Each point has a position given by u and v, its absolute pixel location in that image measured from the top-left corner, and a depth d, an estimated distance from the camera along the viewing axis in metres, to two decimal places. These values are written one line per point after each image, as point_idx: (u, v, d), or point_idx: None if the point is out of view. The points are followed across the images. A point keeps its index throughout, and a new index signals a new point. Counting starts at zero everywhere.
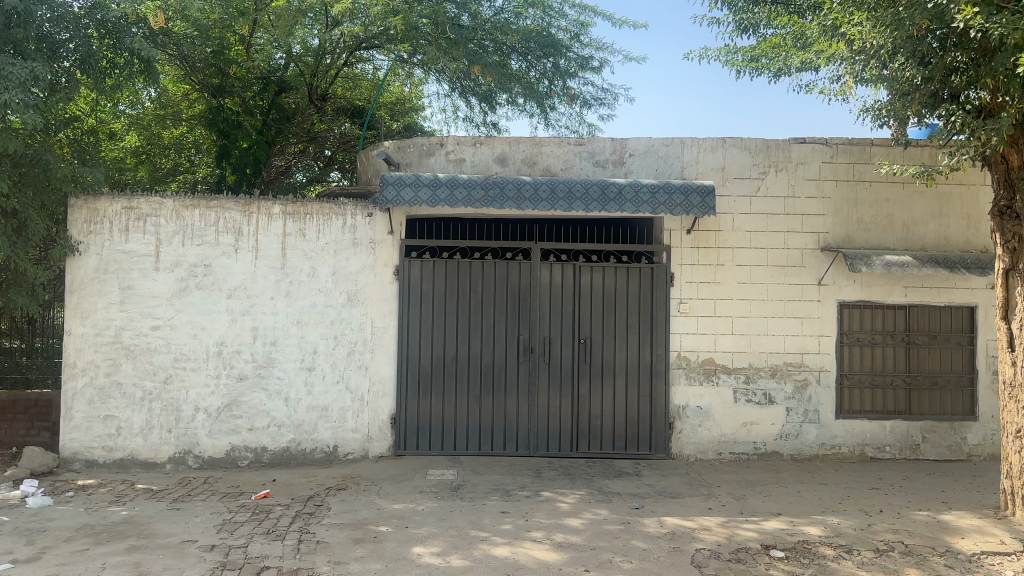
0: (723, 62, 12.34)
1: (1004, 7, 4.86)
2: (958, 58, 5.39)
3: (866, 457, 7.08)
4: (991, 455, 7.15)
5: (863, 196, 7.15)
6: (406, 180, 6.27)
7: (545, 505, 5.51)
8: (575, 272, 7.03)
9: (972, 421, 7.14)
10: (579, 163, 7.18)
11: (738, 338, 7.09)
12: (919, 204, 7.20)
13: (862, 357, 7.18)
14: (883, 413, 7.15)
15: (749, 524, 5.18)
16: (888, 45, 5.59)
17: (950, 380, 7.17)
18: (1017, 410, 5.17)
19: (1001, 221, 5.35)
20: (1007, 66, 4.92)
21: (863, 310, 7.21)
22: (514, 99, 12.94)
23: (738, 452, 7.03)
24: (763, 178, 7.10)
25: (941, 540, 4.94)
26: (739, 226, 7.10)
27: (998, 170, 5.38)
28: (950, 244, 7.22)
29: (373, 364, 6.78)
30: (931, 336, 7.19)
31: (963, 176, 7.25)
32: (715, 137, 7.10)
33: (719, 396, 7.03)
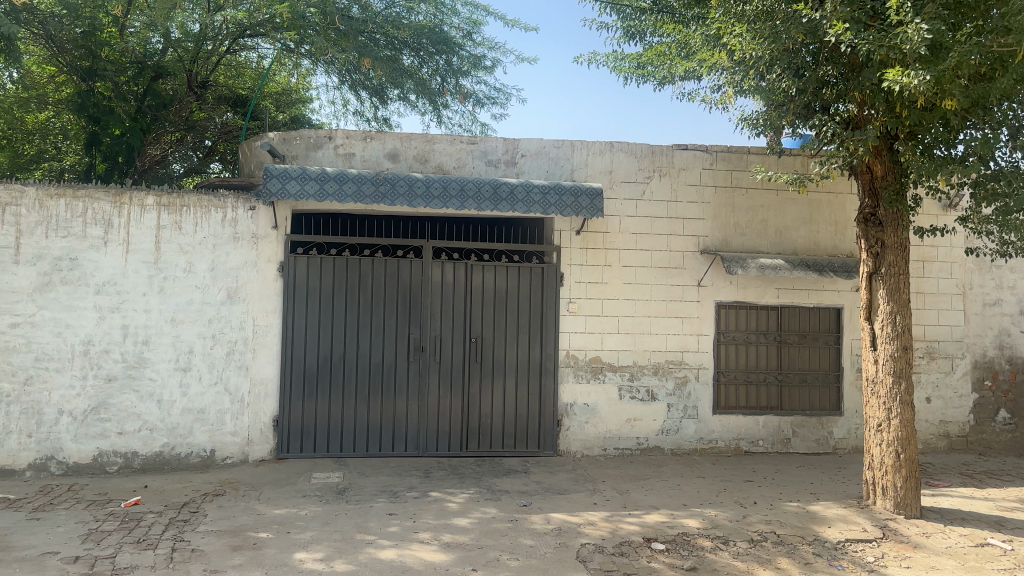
0: (612, 68, 12.62)
1: (870, 25, 5.21)
2: (829, 72, 5.73)
3: (741, 450, 7.40)
4: (854, 448, 7.63)
5: (740, 201, 7.49)
6: (291, 173, 6.06)
7: (433, 506, 5.46)
8: (467, 271, 7.00)
9: (836, 416, 7.59)
10: (471, 162, 7.15)
11: (624, 337, 7.26)
12: (792, 210, 7.60)
13: (738, 355, 7.51)
14: (756, 409, 7.50)
15: (631, 519, 5.31)
16: (766, 57, 5.84)
17: (817, 377, 7.60)
18: (879, 406, 5.50)
19: (865, 228, 5.69)
20: (873, 81, 5.28)
21: (739, 310, 7.53)
22: (405, 96, 12.80)
23: (622, 447, 7.19)
24: (648, 182, 7.32)
25: (809, 529, 5.22)
26: (625, 228, 7.27)
27: (863, 178, 5.73)
28: (819, 249, 7.64)
29: (255, 364, 6.53)
30: (801, 336, 7.60)
31: (831, 185, 7.69)
32: (604, 141, 7.26)
33: (604, 393, 7.18)
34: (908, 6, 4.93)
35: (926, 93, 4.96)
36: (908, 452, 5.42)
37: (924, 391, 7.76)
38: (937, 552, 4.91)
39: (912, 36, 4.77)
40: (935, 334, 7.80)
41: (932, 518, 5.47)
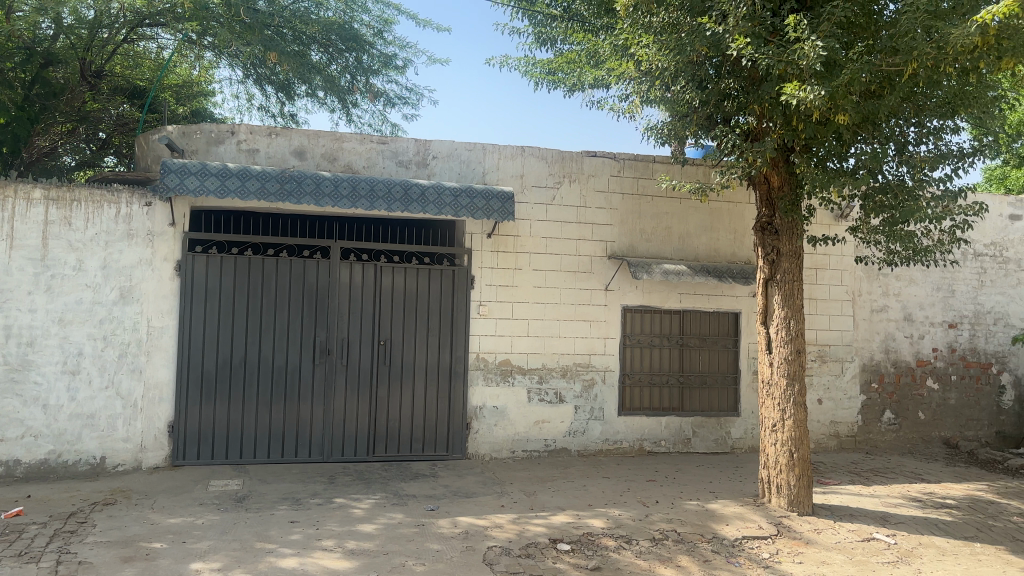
0: (523, 72, 12.72)
1: (769, 40, 5.42)
2: (731, 85, 5.95)
3: (644, 451, 7.57)
4: (750, 447, 7.92)
5: (646, 209, 7.68)
6: (191, 168, 5.83)
7: (338, 512, 5.35)
8: (376, 272, 6.91)
9: (734, 416, 7.87)
10: (381, 162, 7.05)
11: (533, 340, 7.31)
12: (694, 218, 7.84)
13: (643, 357, 7.68)
14: (659, 410, 7.69)
15: (538, 520, 5.34)
16: (671, 68, 6.00)
17: (717, 379, 7.86)
18: (774, 407, 5.73)
19: (763, 236, 5.93)
20: (772, 94, 5.51)
21: (644, 314, 7.71)
22: (313, 92, 12.54)
23: (529, 449, 7.24)
24: (558, 188, 7.40)
25: (708, 527, 5.38)
26: (535, 232, 7.33)
27: (761, 188, 5.95)
28: (720, 256, 7.91)
29: (149, 367, 6.25)
30: (702, 339, 7.85)
31: (732, 195, 7.98)
32: (515, 145, 7.31)
33: (513, 396, 7.20)
34: (805, 24, 5.18)
35: (821, 108, 5.19)
36: (801, 451, 5.66)
37: (815, 393, 8.13)
38: (826, 546, 5.15)
39: (809, 53, 5.01)
40: (827, 338, 8.20)
41: (823, 514, 5.73)
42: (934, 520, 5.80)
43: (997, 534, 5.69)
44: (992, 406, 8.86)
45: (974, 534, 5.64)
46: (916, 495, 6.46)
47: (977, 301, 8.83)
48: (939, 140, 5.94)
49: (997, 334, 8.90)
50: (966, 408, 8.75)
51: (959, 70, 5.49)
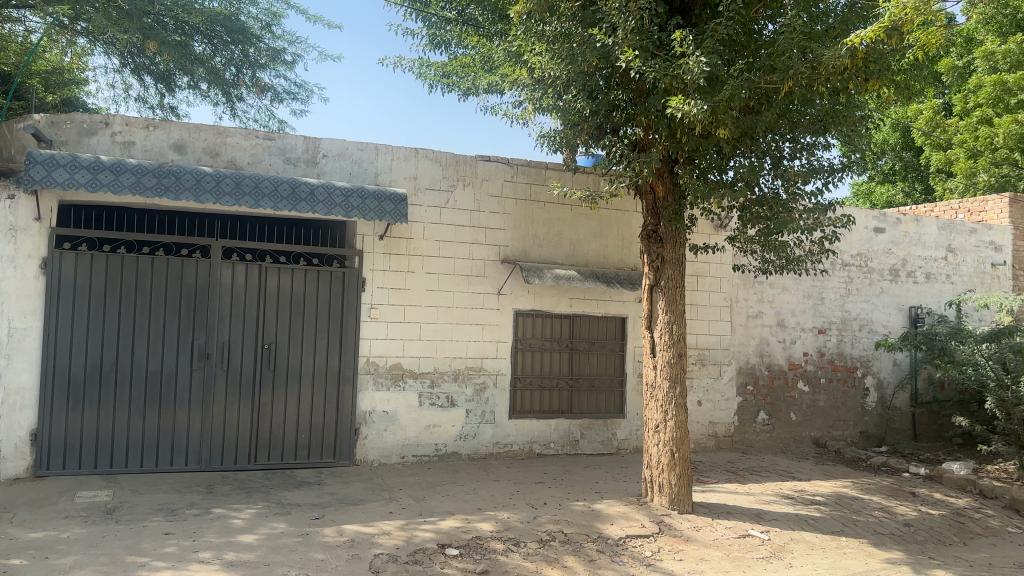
0: (417, 74, 12.63)
1: (656, 54, 5.61)
2: (620, 96, 6.13)
3: (533, 453, 7.65)
4: (635, 448, 8.15)
5: (538, 214, 7.77)
6: (59, 159, 5.49)
7: (217, 522, 5.14)
8: (261, 273, 6.68)
9: (620, 418, 8.08)
10: (268, 159, 6.83)
11: (425, 344, 7.25)
12: (584, 225, 7.99)
13: (534, 361, 7.76)
14: (548, 413, 7.79)
15: (426, 525, 5.30)
16: (563, 77, 6.10)
17: (605, 382, 8.04)
18: (657, 408, 5.91)
19: (648, 244, 6.10)
20: (658, 107, 5.71)
21: (536, 318, 7.79)
22: (196, 84, 12.05)
23: (420, 454, 7.17)
24: (451, 191, 7.40)
25: (594, 527, 5.49)
26: (428, 235, 7.29)
27: (647, 198, 6.15)
28: (608, 263, 8.10)
29: (10, 371, 5.84)
30: (591, 343, 8.01)
31: (620, 203, 8.19)
32: (408, 147, 7.25)
33: (404, 401, 7.12)
34: (690, 40, 5.40)
35: (703, 121, 5.41)
36: (682, 451, 5.86)
37: (696, 395, 8.45)
38: (705, 544, 5.35)
39: (693, 68, 5.22)
40: (707, 342, 8.54)
41: (702, 512, 5.95)
42: (804, 516, 6.14)
43: (860, 528, 6.08)
44: (856, 406, 9.47)
45: (840, 528, 6.01)
46: (787, 492, 6.81)
47: (843, 308, 9.42)
48: (812, 155, 6.30)
49: (861, 340, 9.52)
50: (833, 409, 9.31)
51: (829, 90, 5.88)
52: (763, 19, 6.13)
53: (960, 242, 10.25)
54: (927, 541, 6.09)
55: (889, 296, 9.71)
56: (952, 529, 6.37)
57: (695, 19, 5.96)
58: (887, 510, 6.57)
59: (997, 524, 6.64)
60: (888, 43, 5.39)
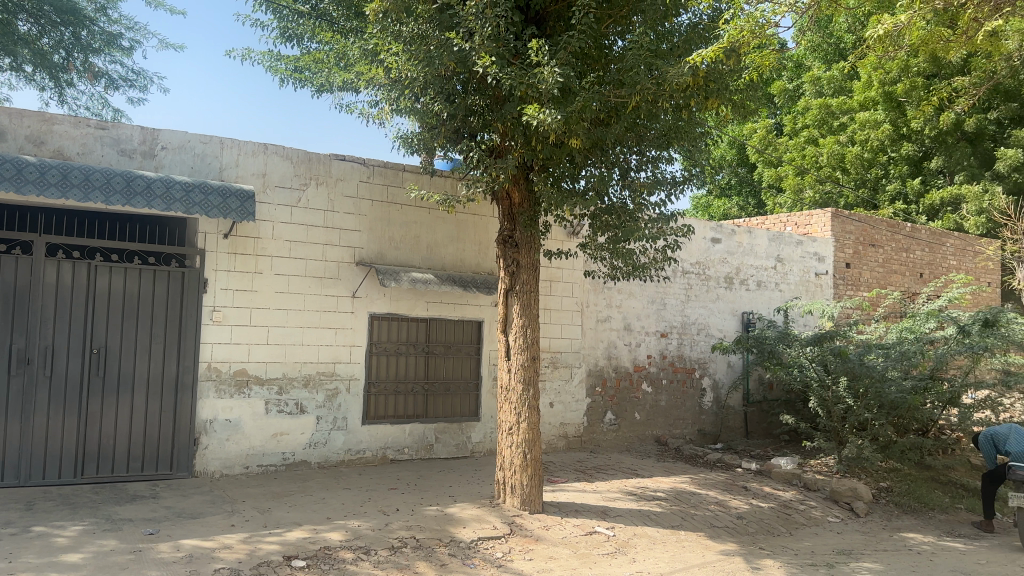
0: (267, 68, 12.18)
1: (511, 62, 5.71)
2: (477, 102, 6.20)
3: (386, 459, 7.54)
4: (488, 451, 8.22)
5: (394, 217, 7.68)
6: None
7: (36, 542, 4.70)
8: (90, 272, 6.20)
9: (475, 422, 8.12)
10: (100, 149, 6.34)
11: (273, 348, 6.98)
12: (441, 229, 7.98)
13: (388, 365, 7.65)
14: (402, 418, 7.70)
15: (271, 537, 5.10)
16: (420, 79, 6.04)
17: (460, 386, 8.05)
18: (511, 411, 5.99)
19: (503, 249, 6.16)
20: (513, 114, 5.81)
21: (391, 322, 7.69)
22: (19, 67, 11.31)
23: (266, 464, 6.89)
24: (303, 190, 7.17)
25: (446, 531, 5.48)
26: (278, 235, 7.03)
27: (503, 204, 6.21)
28: (465, 267, 8.13)
29: None
30: (446, 347, 7.99)
31: (477, 207, 8.25)
32: (257, 143, 6.97)
33: (249, 408, 6.82)
34: (545, 50, 5.53)
35: (557, 130, 5.55)
36: (534, 452, 5.97)
37: (548, 397, 8.63)
38: (554, 543, 5.47)
39: (547, 78, 5.36)
40: (558, 345, 8.75)
41: (551, 511, 6.09)
42: (647, 512, 6.41)
43: (698, 522, 6.43)
44: (694, 406, 10.02)
45: (679, 523, 6.32)
46: (632, 489, 7.10)
47: (684, 313, 9.94)
48: (657, 168, 6.61)
49: (699, 343, 10.09)
50: (674, 409, 9.80)
51: (673, 106, 6.18)
52: (614, 34, 6.38)
53: (787, 253, 11.09)
54: (757, 532, 6.54)
55: (725, 302, 10.35)
56: (779, 520, 6.87)
57: (550, 30, 6.14)
58: (722, 503, 6.98)
59: (817, 513, 7.22)
60: (726, 63, 5.84)
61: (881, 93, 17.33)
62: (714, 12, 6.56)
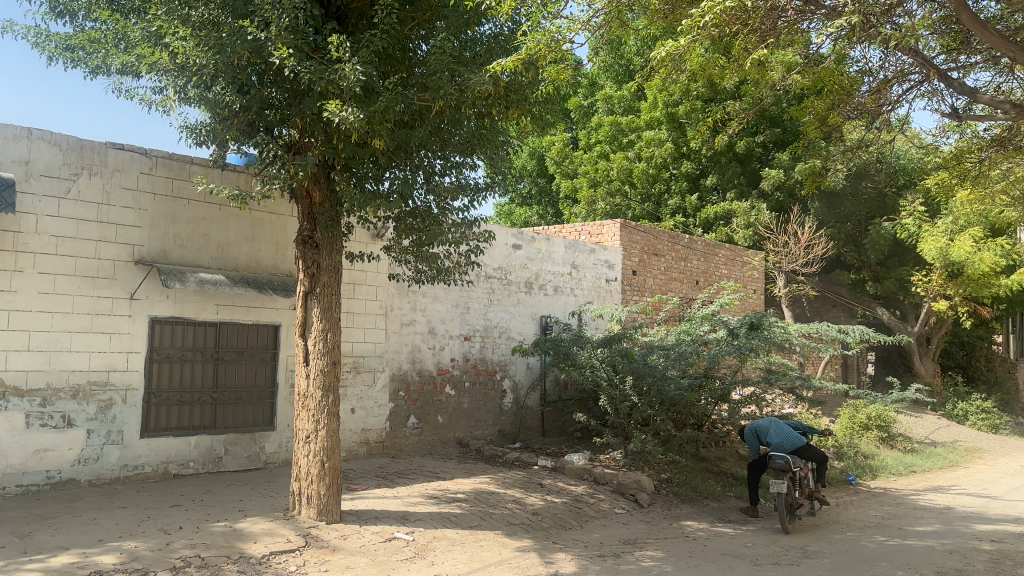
0: (32, 44, 10.92)
1: (311, 56, 5.54)
2: (273, 95, 5.95)
3: (169, 474, 7.00)
4: (283, 461, 7.88)
5: (180, 213, 7.17)
6: None
7: None
8: None
9: (269, 431, 7.76)
10: None
11: (35, 355, 6.26)
12: (233, 227, 7.56)
13: (173, 373, 7.11)
14: (188, 429, 7.18)
15: (31, 565, 4.55)
16: (210, 67, 5.68)
17: (253, 394, 7.65)
18: (308, 418, 5.78)
19: (303, 250, 5.93)
20: (313, 110, 5.63)
21: (176, 326, 7.16)
22: None
23: (26, 484, 6.15)
24: (74, 180, 6.50)
25: (235, 547, 5.18)
26: (43, 229, 6.32)
27: (302, 203, 5.99)
28: (260, 268, 7.75)
29: None
30: (238, 353, 7.56)
31: (274, 206, 7.89)
32: (18, 126, 6.23)
33: (5, 422, 6.05)
34: (346, 47, 5.43)
35: (358, 130, 5.45)
36: (331, 460, 5.80)
37: (350, 403, 8.43)
38: (351, 552, 5.35)
39: (349, 75, 5.28)
40: (360, 350, 8.58)
41: (350, 520, 5.95)
42: (446, 514, 6.44)
43: (495, 521, 6.56)
44: (495, 407, 10.22)
45: (477, 523, 6.42)
46: (432, 492, 7.11)
47: (485, 317, 10.12)
48: (460, 173, 6.65)
49: (500, 345, 10.31)
50: (475, 411, 9.94)
51: (475, 113, 6.37)
52: (418, 37, 6.42)
53: (582, 260, 11.63)
54: (551, 527, 6.78)
55: (525, 306, 10.67)
56: (571, 515, 7.18)
57: (352, 28, 6.03)
58: (519, 501, 7.18)
59: (607, 506, 7.63)
60: (525, 75, 6.15)
61: (665, 114, 18.74)
62: (515, 23, 6.73)
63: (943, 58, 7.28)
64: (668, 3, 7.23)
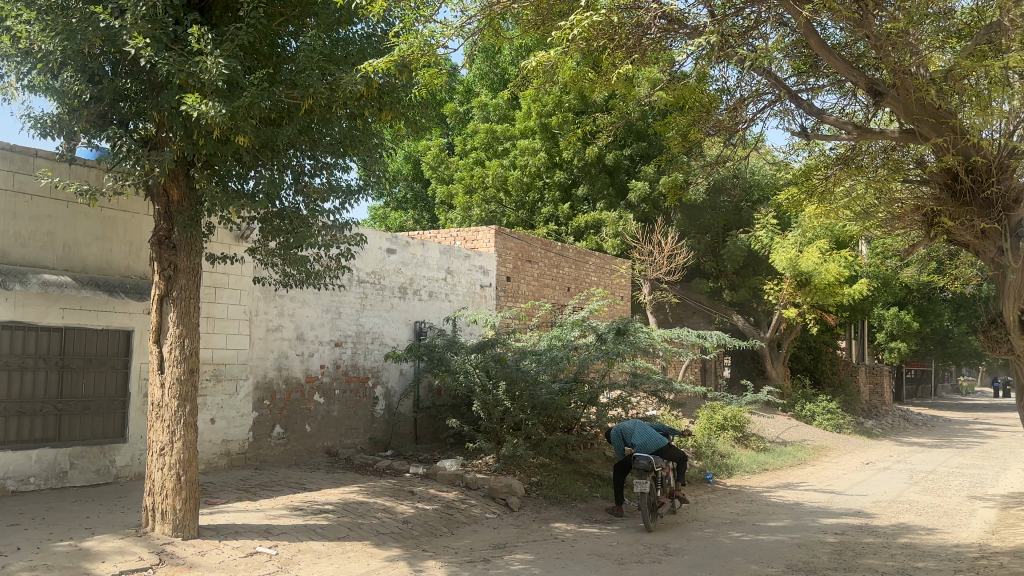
0: None
1: (171, 47, 5.27)
2: (128, 86, 5.62)
3: (6, 492, 6.42)
4: (136, 475, 7.40)
5: (22, 209, 6.61)
6: None
7: None
8: None
9: (120, 443, 7.27)
10: None
11: None
12: (82, 225, 7.05)
13: (11, 382, 6.57)
14: (28, 442, 6.62)
15: None
16: (57, 54, 5.29)
17: (102, 404, 7.15)
18: (163, 429, 5.48)
19: (159, 251, 5.61)
20: (172, 104, 5.35)
21: (15, 331, 6.59)
22: None
23: None
24: None
25: (80, 568, 4.81)
26: None
27: (160, 201, 5.68)
28: (111, 269, 7.26)
29: None
30: (86, 360, 7.06)
31: (127, 203, 7.42)
32: None
33: None
34: (207, 39, 5.20)
35: (220, 126, 5.23)
36: (188, 473, 5.51)
37: (209, 412, 8.04)
38: (210, 568, 5.10)
39: (211, 68, 5.08)
40: (222, 357, 8.20)
41: (208, 535, 5.66)
42: (312, 526, 6.25)
43: (364, 531, 6.44)
44: (367, 414, 10.04)
45: (345, 534, 6.27)
46: (298, 504, 6.88)
47: (357, 322, 9.92)
48: (332, 174, 6.46)
49: (372, 351, 10.13)
50: (345, 419, 9.71)
51: (347, 113, 6.26)
52: (286, 33, 6.22)
53: (456, 266, 11.62)
54: (421, 535, 6.72)
55: (398, 312, 10.54)
56: (442, 521, 7.14)
57: (216, 20, 5.77)
58: (389, 510, 7.08)
59: (477, 511, 7.65)
60: (398, 77, 6.14)
61: (539, 124, 19.07)
62: (388, 24, 6.65)
63: (794, 80, 7.78)
64: (540, 13, 7.30)
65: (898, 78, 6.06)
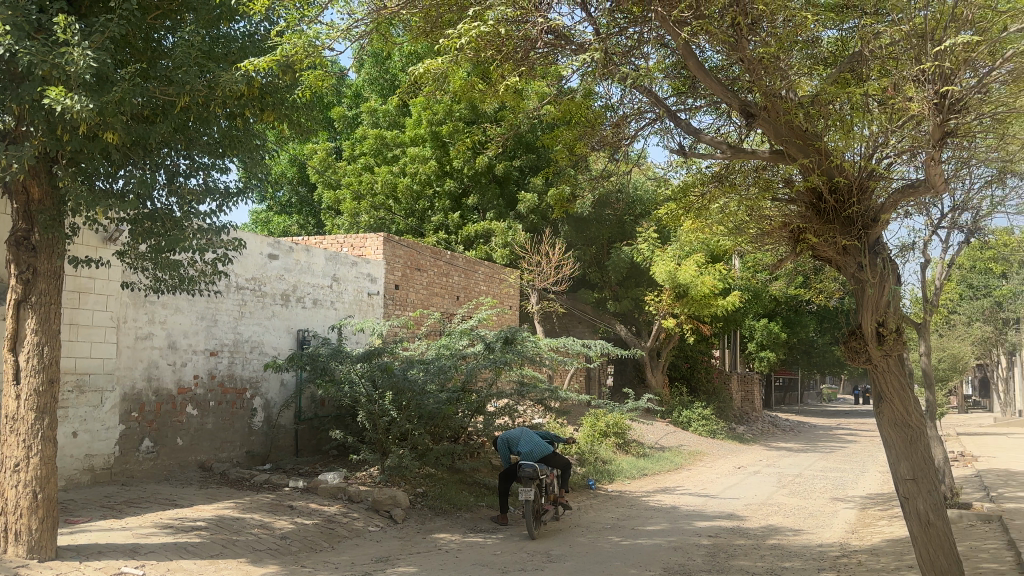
0: None
1: (34, 36, 4.93)
2: None
3: None
4: None
5: None
6: None
7: None
8: None
9: None
10: None
11: None
12: None
13: None
14: None
15: None
16: None
17: None
18: (18, 444, 5.10)
19: (16, 252, 5.25)
20: (34, 96, 4.96)
21: None
22: None
23: None
24: None
25: None
26: None
27: (18, 200, 5.32)
28: None
29: None
30: None
31: None
32: None
33: None
34: (75, 29, 4.90)
35: (88, 121, 4.95)
36: (47, 491, 5.15)
37: (70, 426, 7.54)
38: None
39: (78, 60, 4.79)
40: (86, 366, 7.69)
41: (67, 556, 5.29)
42: (183, 544, 5.96)
43: (239, 548, 6.18)
44: (244, 427, 9.66)
45: (219, 551, 6.01)
46: (167, 521, 6.53)
47: (235, 331, 9.53)
48: (209, 175, 6.16)
49: (251, 361, 9.77)
50: (220, 432, 9.31)
51: (226, 113, 6.10)
52: (163, 27, 6.01)
53: (342, 273, 11.39)
54: (300, 550, 6.52)
55: (279, 320, 10.21)
56: (322, 536, 6.96)
57: (84, 10, 5.45)
58: (266, 526, 6.83)
59: (359, 525, 7.50)
60: (280, 78, 6.09)
61: (429, 132, 18.98)
62: (273, 23, 6.47)
63: (674, 100, 8.09)
64: (428, 21, 7.24)
65: (769, 100, 6.43)
